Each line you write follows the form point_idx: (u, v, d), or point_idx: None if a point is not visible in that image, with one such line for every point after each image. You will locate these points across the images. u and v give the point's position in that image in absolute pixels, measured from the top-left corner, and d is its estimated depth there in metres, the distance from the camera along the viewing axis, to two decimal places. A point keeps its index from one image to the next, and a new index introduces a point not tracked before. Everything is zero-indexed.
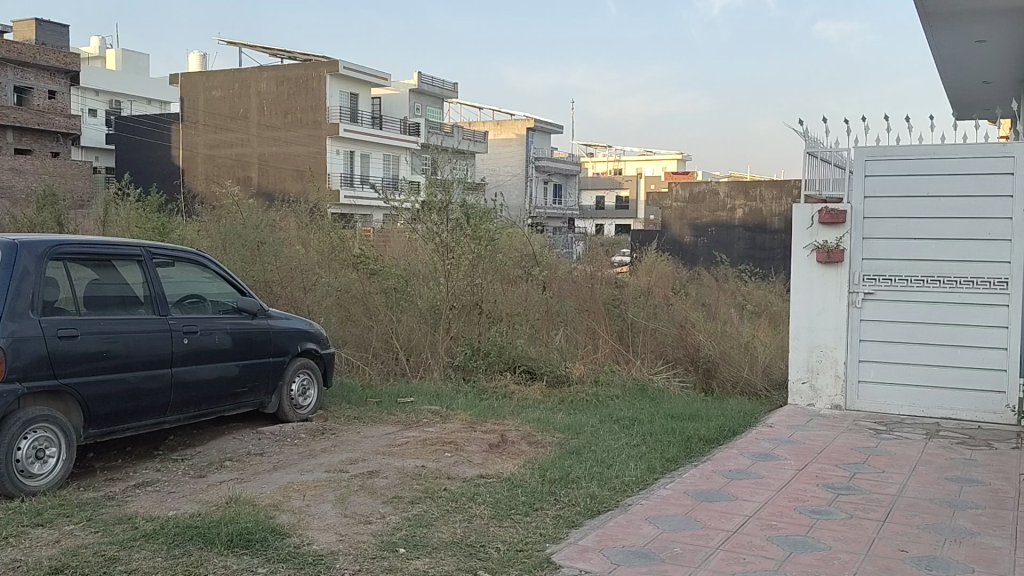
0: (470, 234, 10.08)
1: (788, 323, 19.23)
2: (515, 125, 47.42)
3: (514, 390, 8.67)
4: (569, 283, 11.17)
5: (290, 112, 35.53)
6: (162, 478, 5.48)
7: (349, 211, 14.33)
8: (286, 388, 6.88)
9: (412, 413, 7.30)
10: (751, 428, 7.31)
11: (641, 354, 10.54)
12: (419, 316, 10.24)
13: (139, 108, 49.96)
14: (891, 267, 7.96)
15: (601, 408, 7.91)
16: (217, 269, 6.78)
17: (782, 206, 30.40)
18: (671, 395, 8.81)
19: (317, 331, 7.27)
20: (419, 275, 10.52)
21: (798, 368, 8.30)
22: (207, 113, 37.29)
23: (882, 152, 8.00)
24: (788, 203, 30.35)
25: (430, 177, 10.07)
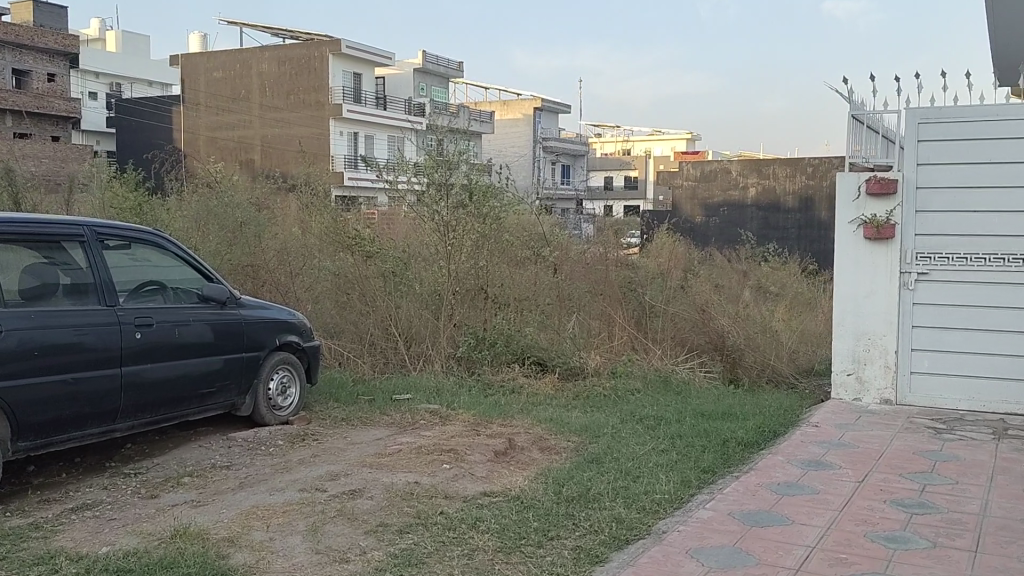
0: (473, 212, 9.20)
1: (810, 307, 18.31)
2: (522, 105, 46.31)
3: (523, 383, 7.81)
4: (581, 266, 10.33)
5: (292, 92, 34.61)
6: (107, 500, 4.61)
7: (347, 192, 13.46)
8: (263, 387, 6.01)
9: (407, 414, 6.43)
10: (793, 428, 6.41)
11: (661, 341, 9.66)
12: (419, 302, 9.34)
13: (141, 91, 49.03)
14: (948, 243, 7.03)
15: (621, 406, 7.04)
16: (178, 251, 5.88)
17: (795, 184, 29.29)
18: (698, 388, 7.94)
19: (298, 322, 6.40)
20: (420, 257, 9.55)
21: (842, 358, 7.37)
22: (208, 94, 36.39)
23: (937, 113, 7.05)
24: (801, 180, 29.22)
25: (428, 150, 9.16)
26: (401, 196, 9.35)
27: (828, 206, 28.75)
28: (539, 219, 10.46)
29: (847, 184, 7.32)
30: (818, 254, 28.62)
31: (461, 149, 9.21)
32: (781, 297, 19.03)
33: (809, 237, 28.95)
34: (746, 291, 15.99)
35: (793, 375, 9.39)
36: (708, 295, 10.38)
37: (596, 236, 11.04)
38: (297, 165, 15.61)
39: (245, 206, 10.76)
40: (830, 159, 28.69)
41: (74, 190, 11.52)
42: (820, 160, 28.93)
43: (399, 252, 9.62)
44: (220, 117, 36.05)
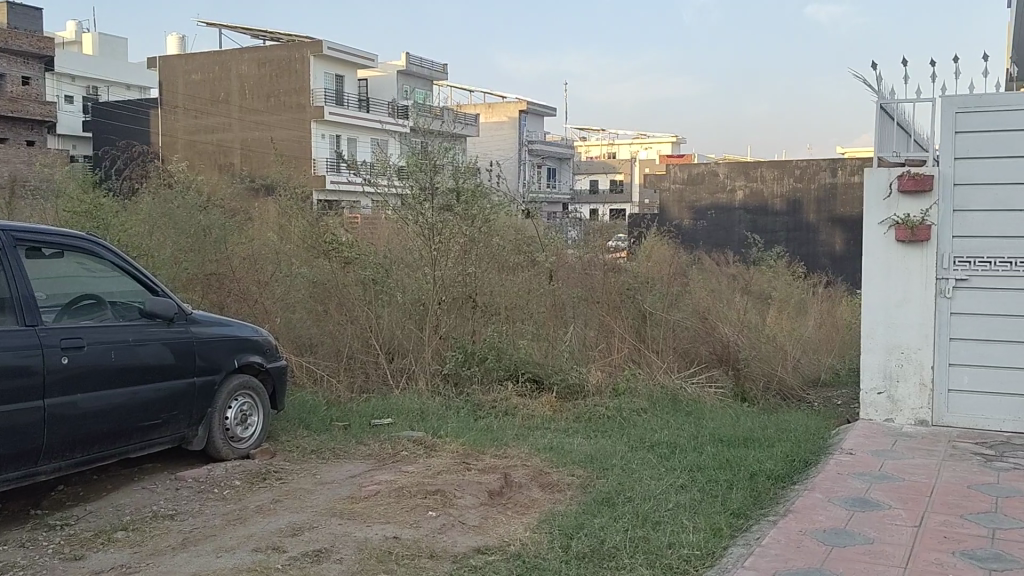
0: (460, 214, 8.38)
1: (808, 313, 17.64)
2: (507, 107, 45.52)
3: (518, 403, 6.98)
4: (576, 272, 9.35)
5: (272, 94, 33.76)
6: (21, 562, 3.80)
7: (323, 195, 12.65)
8: (219, 416, 5.21)
9: (387, 443, 5.64)
10: (825, 457, 5.66)
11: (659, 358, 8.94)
12: (401, 312, 8.54)
13: (119, 94, 47.95)
14: (990, 246, 6.30)
15: (629, 431, 6.26)
16: (115, 259, 5.02)
17: (783, 186, 28.64)
18: (710, 408, 7.22)
19: (261, 340, 5.60)
20: (403, 263, 8.66)
21: (871, 374, 6.63)
22: (187, 97, 35.45)
23: (976, 102, 6.32)
24: (790, 183, 28.55)
25: (411, 149, 8.38)
26: (384, 199, 8.56)
27: (816, 209, 28.10)
28: (531, 219, 9.43)
29: (877, 180, 6.58)
30: (808, 257, 27.99)
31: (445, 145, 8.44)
32: (776, 302, 18.32)
33: (799, 240, 28.32)
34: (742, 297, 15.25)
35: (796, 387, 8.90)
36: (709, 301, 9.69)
37: (578, 235, 10.21)
38: (270, 166, 14.73)
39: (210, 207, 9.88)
40: (818, 162, 28.01)
41: (28, 194, 10.65)
42: (807, 162, 28.26)
43: (379, 257, 8.73)
44: (198, 120, 35.09)
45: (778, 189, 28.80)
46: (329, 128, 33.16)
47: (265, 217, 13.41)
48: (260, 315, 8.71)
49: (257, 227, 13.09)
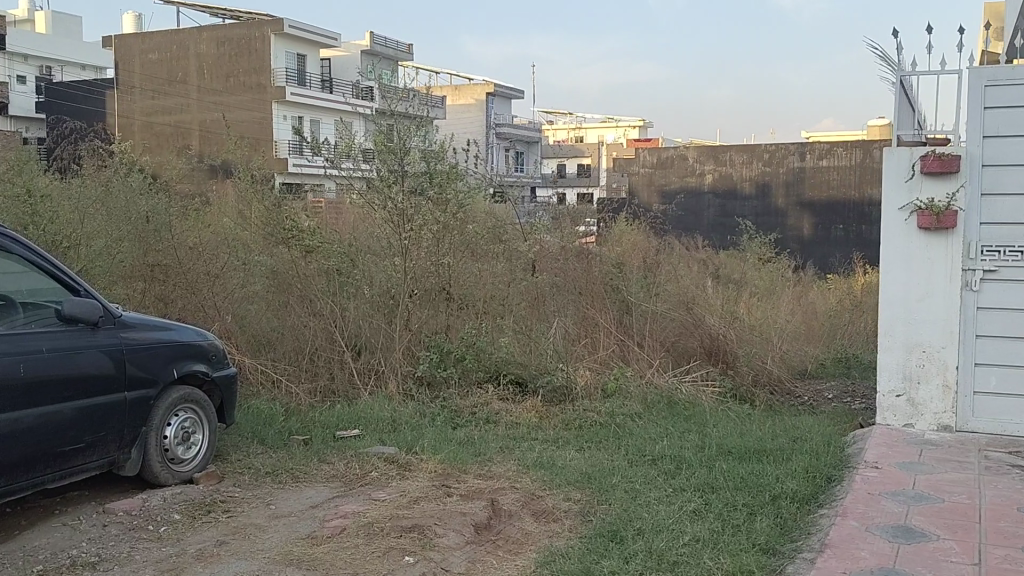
0: (433, 198, 7.66)
1: (786, 301, 17.17)
2: (473, 90, 44.60)
3: (498, 407, 6.36)
4: (557, 264, 8.87)
5: (232, 75, 32.62)
6: None
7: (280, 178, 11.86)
8: (156, 436, 4.46)
9: (352, 462, 4.93)
10: (849, 472, 5.03)
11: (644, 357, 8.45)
12: (369, 306, 7.81)
13: (71, 73, 46.19)
14: (1021, 235, 5.70)
15: (625, 441, 5.62)
16: (26, 253, 4.18)
17: (751, 170, 28.15)
18: (709, 411, 6.61)
19: (205, 346, 4.86)
20: (371, 253, 8.01)
21: (890, 375, 6.01)
22: (144, 76, 34.18)
23: (1008, 75, 5.70)
24: (759, 167, 28.06)
25: (377, 128, 7.61)
26: (348, 182, 7.77)
27: (784, 192, 27.66)
28: (501, 202, 8.92)
29: (897, 160, 5.94)
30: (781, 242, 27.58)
31: (416, 123, 7.68)
32: (749, 288, 17.78)
33: (768, 224, 27.88)
34: (715, 284, 14.65)
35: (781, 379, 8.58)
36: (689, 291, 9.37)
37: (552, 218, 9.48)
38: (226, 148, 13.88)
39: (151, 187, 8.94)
40: (786, 145, 27.54)
41: None
42: (776, 146, 27.79)
43: (343, 245, 7.98)
44: (154, 100, 33.73)
45: (747, 173, 28.32)
46: (290, 109, 32.03)
47: (216, 203, 12.54)
48: (210, 312, 7.80)
49: (203, 212, 12.16)
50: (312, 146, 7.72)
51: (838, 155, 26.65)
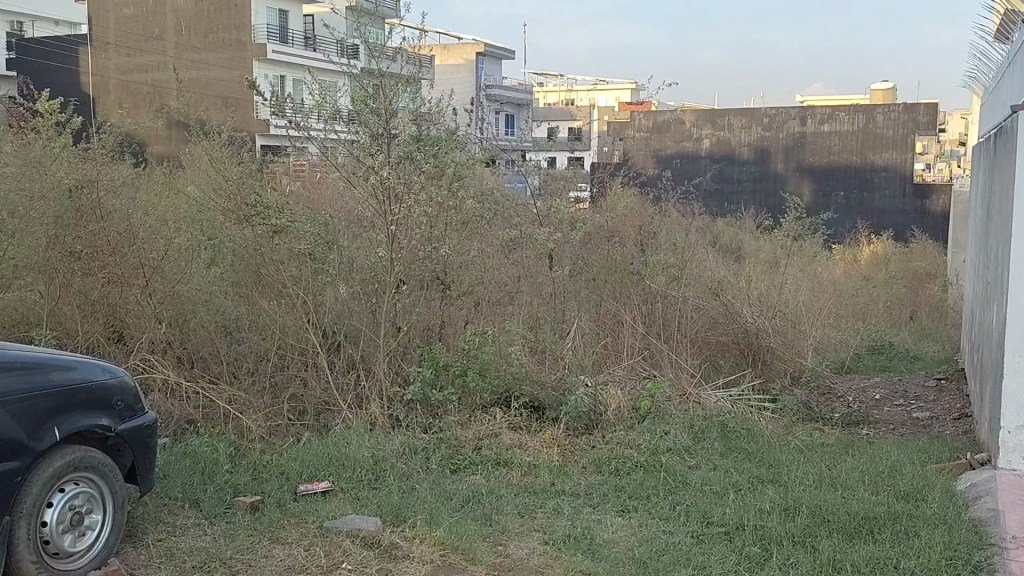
0: (427, 170, 6.23)
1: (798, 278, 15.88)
2: (464, 49, 42.86)
3: (511, 439, 5.00)
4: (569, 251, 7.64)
5: (212, 31, 30.71)
6: None
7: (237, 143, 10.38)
8: (29, 525, 3.04)
9: (317, 546, 3.56)
10: (1000, 551, 3.67)
11: (673, 360, 7.08)
12: (348, 299, 6.40)
13: (44, 29, 43.95)
14: None
15: (684, 498, 4.25)
16: None
17: (750, 135, 26.67)
18: (770, 443, 5.27)
19: (108, 385, 3.45)
20: (353, 233, 6.51)
21: (1019, 406, 4.66)
22: (120, 33, 32.22)
23: None
24: (758, 131, 26.57)
25: (356, 84, 6.16)
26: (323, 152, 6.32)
27: (784, 157, 26.25)
28: (491, 171, 7.47)
29: None
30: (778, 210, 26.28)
31: (404, 80, 6.24)
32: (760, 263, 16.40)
33: (767, 191, 26.52)
34: (726, 258, 13.26)
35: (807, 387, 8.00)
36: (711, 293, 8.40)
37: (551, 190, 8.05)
38: (180, 111, 12.31)
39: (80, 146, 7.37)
40: (787, 109, 26.06)
41: None
42: (777, 110, 26.31)
43: (317, 221, 6.38)
44: (131, 58, 31.71)
45: (746, 138, 26.86)
46: (273, 68, 30.16)
47: (163, 175, 11.03)
48: (146, 313, 6.20)
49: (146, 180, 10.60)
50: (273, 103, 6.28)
51: (841, 119, 25.22)
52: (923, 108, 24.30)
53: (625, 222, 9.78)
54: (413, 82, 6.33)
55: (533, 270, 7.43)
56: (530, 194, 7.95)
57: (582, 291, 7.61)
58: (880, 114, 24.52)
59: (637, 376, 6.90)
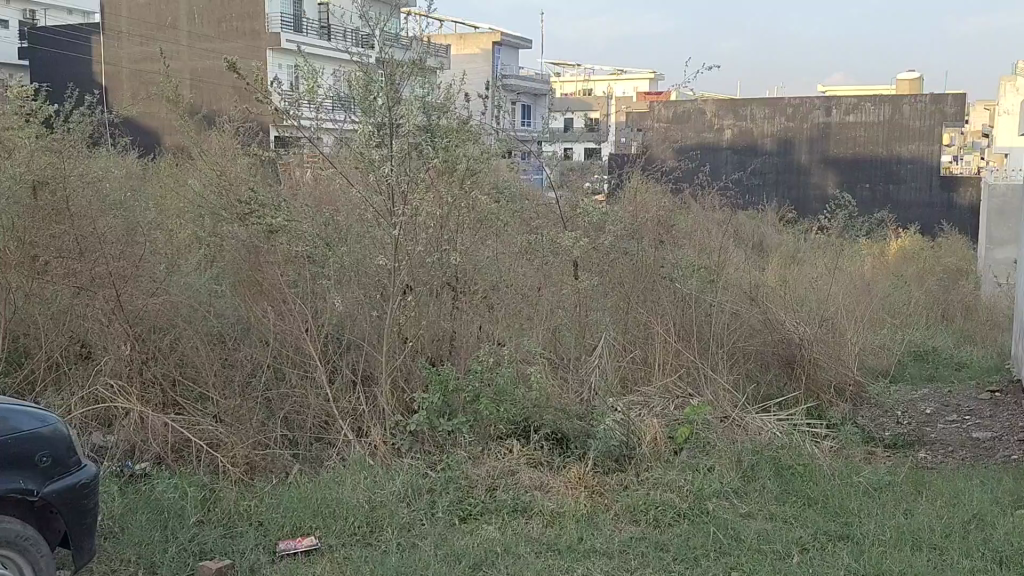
0: (436, 166, 5.53)
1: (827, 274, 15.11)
2: (479, 38, 42.14)
3: (530, 480, 4.31)
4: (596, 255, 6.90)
5: (224, 20, 29.93)
6: None
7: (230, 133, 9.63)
8: None
9: None
10: None
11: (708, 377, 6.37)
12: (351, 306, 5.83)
13: (58, 17, 43.46)
14: None
15: (738, 562, 3.56)
16: None
17: (772, 125, 25.75)
18: (828, 483, 4.56)
19: (40, 434, 2.91)
20: (356, 236, 5.93)
21: None
22: (132, 22, 31.55)
23: None
24: (781, 121, 25.66)
25: (356, 68, 5.46)
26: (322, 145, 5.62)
27: (806, 148, 25.34)
28: (505, 164, 6.76)
29: None
30: (799, 202, 25.48)
31: (411, 66, 5.49)
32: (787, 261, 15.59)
33: (790, 183, 25.66)
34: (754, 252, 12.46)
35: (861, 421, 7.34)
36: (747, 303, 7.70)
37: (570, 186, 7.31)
38: (170, 100, 11.58)
39: (49, 136, 6.69)
40: (811, 99, 25.16)
41: None
42: (800, 100, 25.40)
43: (318, 221, 5.78)
44: (143, 47, 30.99)
45: (768, 128, 25.96)
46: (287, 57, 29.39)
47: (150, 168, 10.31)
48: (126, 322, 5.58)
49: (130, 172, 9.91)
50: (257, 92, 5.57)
51: (866, 110, 24.35)
52: (951, 97, 23.43)
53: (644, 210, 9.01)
54: (421, 68, 5.59)
55: (554, 275, 6.71)
56: (552, 188, 7.23)
57: (608, 297, 6.89)
58: (906, 104, 23.64)
59: (671, 397, 6.19)
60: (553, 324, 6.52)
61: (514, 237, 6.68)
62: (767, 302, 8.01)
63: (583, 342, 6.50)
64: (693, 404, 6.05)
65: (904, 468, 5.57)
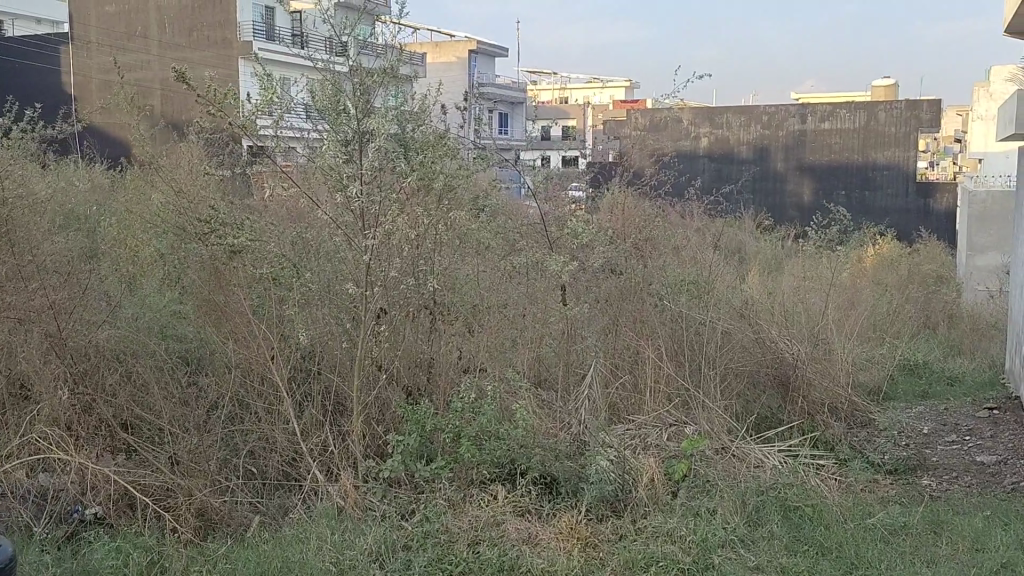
0: (410, 181, 5.10)
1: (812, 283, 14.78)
2: (454, 47, 41.90)
3: (515, 534, 3.90)
4: (586, 277, 6.49)
5: (195, 29, 29.30)
6: None
7: (188, 146, 9.13)
8: None
9: None
10: None
11: (703, 405, 6.00)
12: (319, 333, 5.85)
13: (25, 26, 42.61)
14: None
15: None
16: None
17: (749, 133, 25.51)
18: (841, 528, 4.18)
19: None
20: (317, 256, 5.83)
21: None
22: (100, 31, 30.87)
23: None
24: (757, 129, 25.43)
25: (322, 77, 5.02)
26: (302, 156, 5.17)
27: (784, 155, 25.12)
28: (483, 176, 6.36)
29: None
30: (775, 209, 25.28)
31: (381, 75, 5.14)
32: (770, 272, 15.26)
33: (767, 191, 25.44)
34: (737, 264, 12.10)
35: (861, 448, 6.97)
36: (738, 325, 7.33)
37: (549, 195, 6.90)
38: (127, 112, 11.03)
39: None
40: (788, 106, 24.96)
41: None
42: (775, 107, 25.08)
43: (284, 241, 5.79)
44: (112, 57, 30.36)
45: (745, 136, 25.72)
46: None
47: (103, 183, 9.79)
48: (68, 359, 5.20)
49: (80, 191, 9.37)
50: (214, 104, 5.18)
51: (842, 117, 24.18)
52: (927, 104, 23.34)
53: (623, 222, 8.61)
54: (390, 77, 5.26)
55: (539, 298, 6.30)
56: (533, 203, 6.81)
57: (599, 322, 6.50)
58: (881, 111, 23.50)
59: (664, 427, 5.80)
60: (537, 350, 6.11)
61: (494, 257, 6.28)
62: (759, 320, 7.66)
63: (568, 369, 6.10)
64: (688, 436, 5.67)
65: (910, 504, 5.22)
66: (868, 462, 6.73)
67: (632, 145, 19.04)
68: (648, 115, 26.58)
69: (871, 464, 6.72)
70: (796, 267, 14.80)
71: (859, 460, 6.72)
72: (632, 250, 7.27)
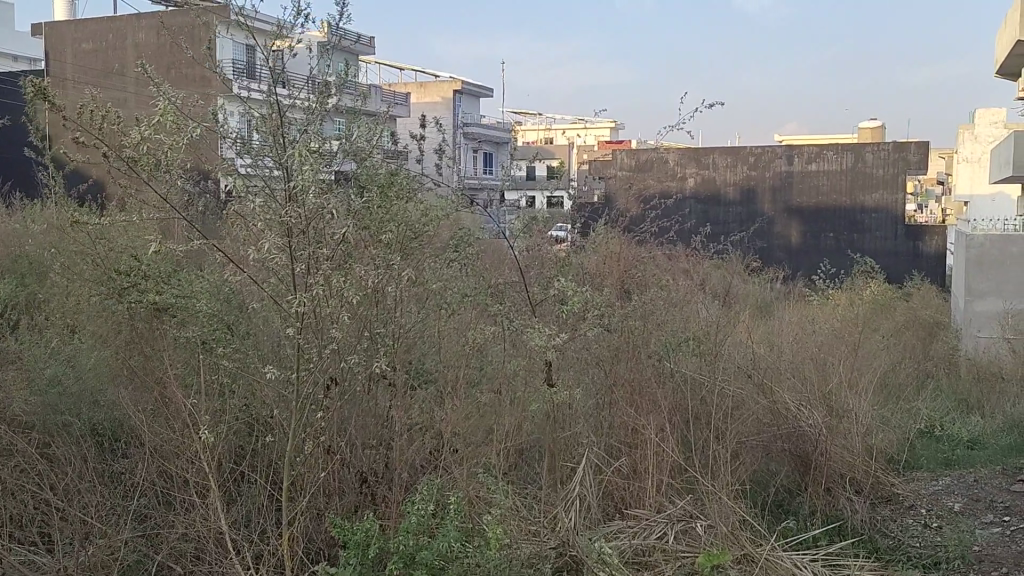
0: (360, 234, 4.18)
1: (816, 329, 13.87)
2: (440, 87, 41.55)
3: None
4: (577, 345, 5.54)
5: (172, 67, 28.45)
6: None
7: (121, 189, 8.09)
8: None
9: None
10: None
11: (714, 497, 5.04)
12: (255, 409, 5.14)
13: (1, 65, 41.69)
14: None
15: None
16: None
17: (736, 174, 24.64)
18: None
19: None
20: (257, 321, 5.14)
21: None
22: (75, 70, 29.97)
23: None
24: (743, 170, 24.54)
25: (265, 106, 4.09)
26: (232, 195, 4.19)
27: (772, 198, 24.30)
28: (454, 221, 5.45)
29: None
30: (764, 252, 24.45)
31: (320, 98, 4.24)
32: (765, 318, 14.33)
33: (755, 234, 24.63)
34: (733, 312, 11.13)
35: (895, 542, 6.02)
36: (750, 393, 6.38)
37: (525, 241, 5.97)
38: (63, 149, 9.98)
39: None
40: (775, 147, 24.23)
41: None
42: (762, 148, 24.42)
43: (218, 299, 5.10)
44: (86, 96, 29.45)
45: (731, 177, 24.80)
46: None
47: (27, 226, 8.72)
48: None
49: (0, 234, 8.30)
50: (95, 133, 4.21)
51: (829, 158, 23.48)
52: (915, 145, 22.75)
53: (611, 274, 7.63)
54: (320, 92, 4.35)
55: (518, 375, 5.32)
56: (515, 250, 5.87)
57: (594, 397, 5.58)
58: (869, 152, 22.87)
59: (669, 524, 4.83)
60: (519, 431, 5.13)
61: (462, 317, 5.30)
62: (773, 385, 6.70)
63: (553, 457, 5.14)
64: (700, 538, 4.70)
65: None
66: (903, 558, 5.78)
67: (620, 187, 18.16)
68: (633, 155, 25.69)
69: (906, 559, 5.76)
70: (792, 315, 13.82)
71: (892, 558, 5.77)
72: (625, 307, 6.31)
